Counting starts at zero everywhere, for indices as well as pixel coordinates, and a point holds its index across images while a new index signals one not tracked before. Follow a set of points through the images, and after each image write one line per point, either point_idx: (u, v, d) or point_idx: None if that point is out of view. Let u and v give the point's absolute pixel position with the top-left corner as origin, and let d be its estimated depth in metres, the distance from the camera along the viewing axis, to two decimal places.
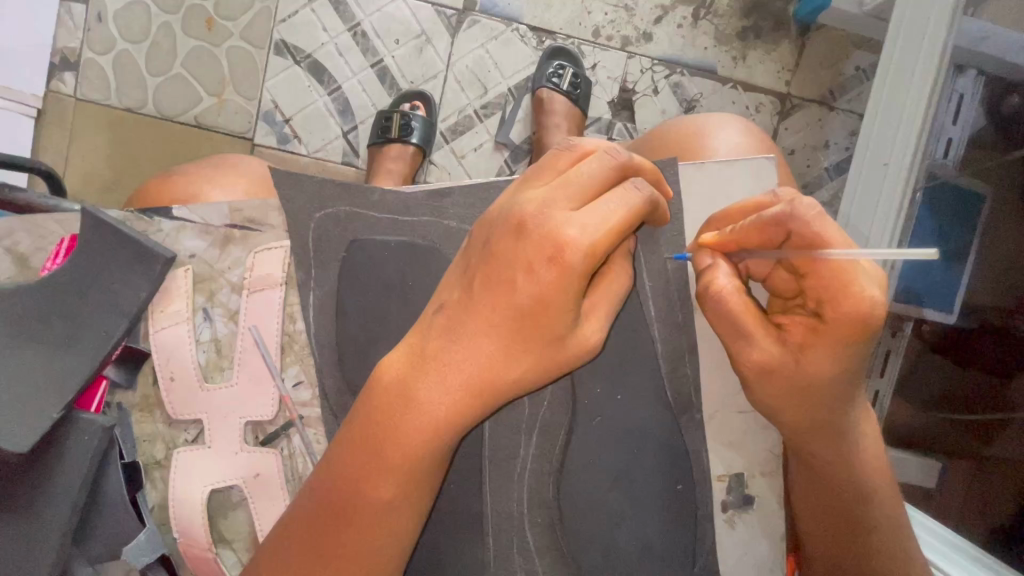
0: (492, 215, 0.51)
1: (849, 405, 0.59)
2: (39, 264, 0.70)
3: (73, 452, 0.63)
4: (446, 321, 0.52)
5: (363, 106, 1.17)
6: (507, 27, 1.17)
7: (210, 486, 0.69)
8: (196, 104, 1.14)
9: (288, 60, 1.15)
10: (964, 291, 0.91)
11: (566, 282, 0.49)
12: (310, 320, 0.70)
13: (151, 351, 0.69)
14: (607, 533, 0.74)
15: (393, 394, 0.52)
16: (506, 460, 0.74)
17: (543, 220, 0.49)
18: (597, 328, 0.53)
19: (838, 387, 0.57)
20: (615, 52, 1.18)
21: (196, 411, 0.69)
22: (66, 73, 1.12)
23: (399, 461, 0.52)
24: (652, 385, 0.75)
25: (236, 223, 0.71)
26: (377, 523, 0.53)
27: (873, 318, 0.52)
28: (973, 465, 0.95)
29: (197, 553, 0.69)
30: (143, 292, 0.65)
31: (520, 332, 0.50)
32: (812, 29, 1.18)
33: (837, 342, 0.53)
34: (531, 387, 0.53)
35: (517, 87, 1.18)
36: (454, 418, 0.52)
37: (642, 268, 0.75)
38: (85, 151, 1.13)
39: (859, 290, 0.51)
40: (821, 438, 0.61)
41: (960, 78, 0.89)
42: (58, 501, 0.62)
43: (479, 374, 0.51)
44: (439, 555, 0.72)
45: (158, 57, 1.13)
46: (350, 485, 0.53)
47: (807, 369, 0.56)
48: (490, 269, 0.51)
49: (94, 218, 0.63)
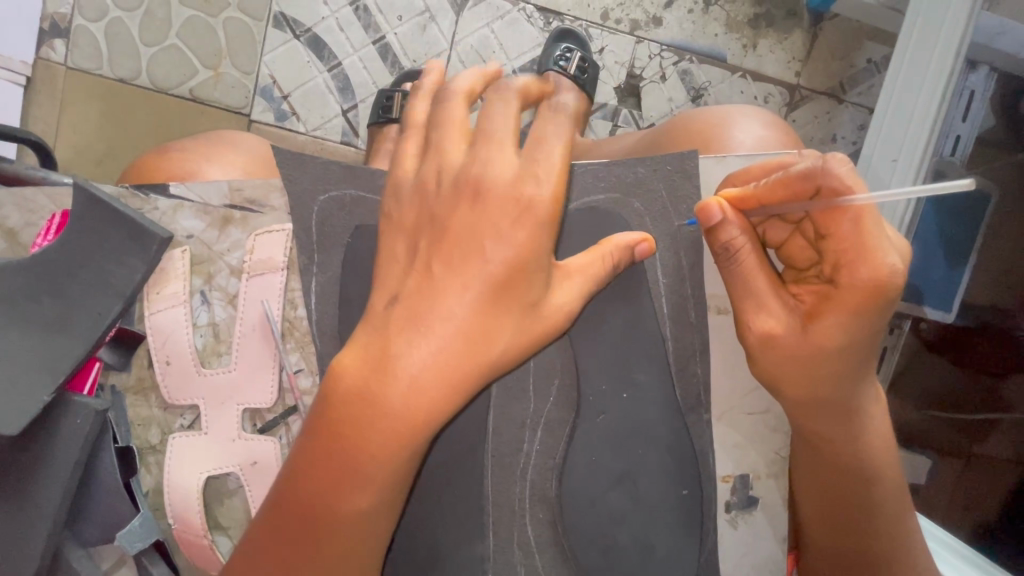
0: (446, 185, 0.55)
1: (852, 388, 0.57)
2: (29, 241, 0.66)
3: (64, 436, 0.60)
4: (409, 308, 0.51)
5: (364, 84, 1.13)
6: (514, 7, 1.14)
7: (207, 473, 0.67)
8: (192, 76, 1.10)
9: (287, 33, 1.11)
10: (964, 289, 0.90)
11: (537, 236, 0.53)
12: (310, 306, 0.67)
13: (146, 334, 0.67)
14: (610, 533, 0.73)
15: (355, 391, 0.51)
16: (510, 454, 0.73)
17: (496, 177, 0.53)
18: (574, 287, 0.56)
19: (852, 360, 0.55)
20: (623, 36, 1.14)
21: (193, 397, 0.67)
22: (57, 40, 1.07)
23: (368, 460, 0.50)
24: (662, 382, 0.73)
25: (236, 204, 0.67)
26: (349, 524, 0.51)
27: (893, 280, 0.50)
28: (963, 464, 0.93)
29: (191, 539, 0.67)
30: (137, 275, 0.60)
31: (493, 301, 0.52)
32: (826, 19, 1.15)
33: (853, 309, 0.52)
34: (509, 360, 0.54)
35: (523, 69, 1.14)
36: (429, 410, 0.50)
37: (655, 263, 0.73)
38: (75, 122, 1.09)
39: (879, 253, 0.50)
40: (826, 418, 0.60)
41: (971, 74, 0.86)
42: (47, 486, 0.60)
43: (451, 357, 0.51)
44: (439, 550, 0.71)
45: (153, 26, 1.09)
46: (320, 489, 0.51)
47: (816, 341, 0.54)
48: (448, 245, 0.53)
49: (87, 193, 0.60)
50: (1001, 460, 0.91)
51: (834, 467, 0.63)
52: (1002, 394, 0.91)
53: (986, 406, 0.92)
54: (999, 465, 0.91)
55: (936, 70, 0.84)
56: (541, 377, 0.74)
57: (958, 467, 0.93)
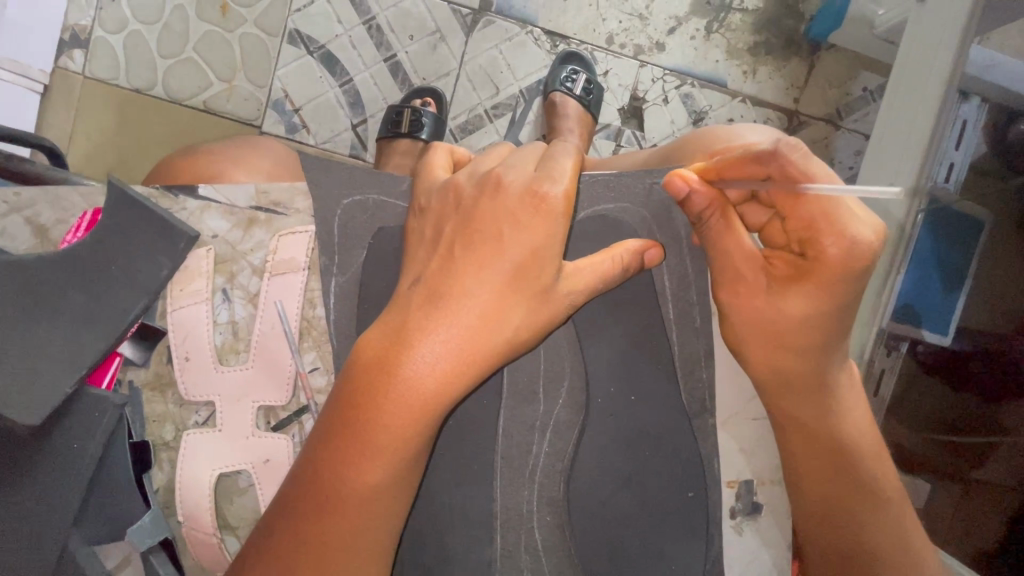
0: (470, 187, 0.59)
1: (824, 364, 0.60)
2: (58, 237, 0.65)
3: (81, 427, 0.63)
4: (427, 288, 0.55)
5: (374, 100, 1.16)
6: (522, 29, 1.18)
7: (219, 469, 0.68)
8: (206, 88, 1.14)
9: (301, 49, 1.15)
10: (959, 314, 0.90)
11: (552, 227, 0.56)
12: (330, 307, 0.68)
13: (167, 330, 0.67)
14: (615, 535, 0.74)
15: (374, 364, 0.53)
16: (519, 457, 0.74)
17: (516, 181, 0.57)
18: (580, 284, 0.59)
19: (815, 332, 0.58)
20: (627, 60, 1.19)
21: (209, 394, 0.68)
22: (76, 51, 1.12)
23: (385, 440, 0.52)
24: (668, 388, 0.75)
25: (261, 206, 0.69)
26: (362, 506, 0.53)
27: (866, 257, 0.51)
28: (962, 489, 0.95)
29: (200, 538, 0.68)
30: (163, 271, 0.62)
31: (510, 282, 0.55)
32: (822, 48, 1.20)
33: (818, 283, 0.55)
34: (522, 343, 0.57)
35: (528, 90, 1.18)
36: (445, 386, 0.53)
37: (664, 271, 0.75)
38: (89, 130, 1.13)
39: (842, 230, 0.51)
40: (800, 397, 0.62)
41: (963, 105, 0.85)
42: (63, 475, 0.63)
43: (468, 337, 0.54)
44: (446, 550, 0.72)
45: (169, 39, 1.13)
46: (336, 471, 0.52)
47: (781, 310, 0.59)
48: (470, 232, 0.57)
49: (120, 191, 0.62)
50: (999, 483, 0.93)
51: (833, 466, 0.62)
52: (1001, 418, 0.92)
53: (982, 428, 0.93)
54: (997, 488, 0.93)
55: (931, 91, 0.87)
56: (551, 381, 0.75)
57: (958, 491, 0.95)
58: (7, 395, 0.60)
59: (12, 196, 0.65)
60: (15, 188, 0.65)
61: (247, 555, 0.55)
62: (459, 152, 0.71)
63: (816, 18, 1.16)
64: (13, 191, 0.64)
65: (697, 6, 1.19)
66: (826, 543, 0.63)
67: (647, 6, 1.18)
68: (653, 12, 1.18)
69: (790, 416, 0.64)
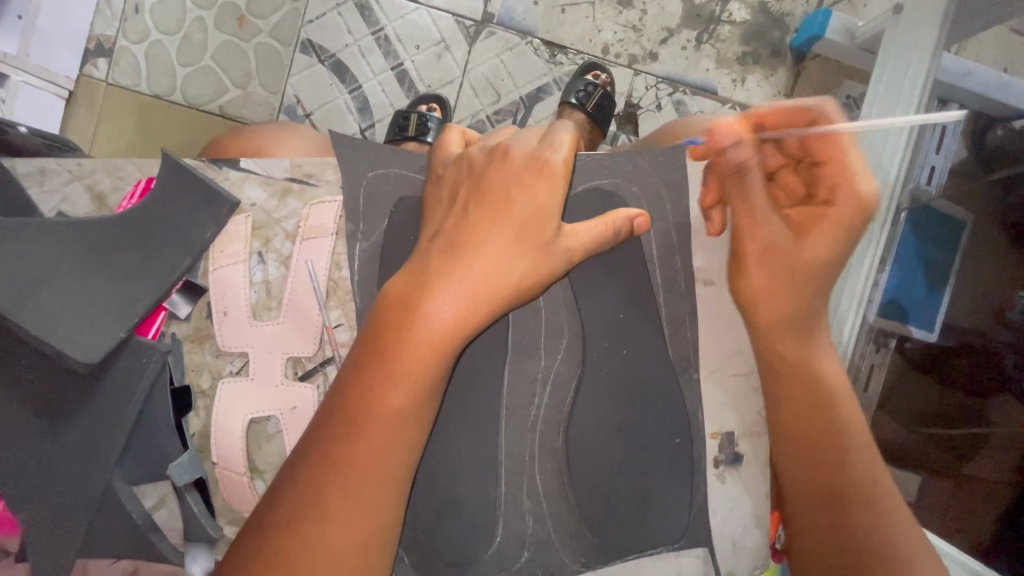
0: (482, 157, 0.68)
1: (804, 304, 0.76)
2: (114, 203, 0.76)
3: (129, 371, 0.71)
4: (446, 241, 0.64)
5: (381, 105, 1.26)
6: (522, 41, 1.28)
7: (251, 416, 0.75)
8: (222, 94, 1.24)
9: (312, 58, 1.25)
10: (944, 311, 0.98)
11: (553, 188, 0.65)
12: (355, 268, 0.76)
13: (208, 287, 0.76)
14: (610, 481, 0.80)
15: (399, 303, 0.61)
16: (522, 408, 0.80)
17: (522, 151, 0.67)
18: (578, 242, 0.67)
19: (829, 263, 0.76)
20: (622, 68, 1.28)
21: (243, 345, 0.75)
22: (99, 60, 1.22)
23: (408, 368, 0.59)
24: (656, 346, 0.82)
25: (296, 177, 0.78)
26: (386, 429, 0.59)
27: (871, 190, 0.73)
28: (954, 482, 1.00)
29: (231, 478, 0.75)
30: (207, 232, 0.73)
31: (517, 236, 0.63)
32: (808, 58, 1.30)
33: (843, 218, 0.74)
34: (528, 290, 0.64)
35: (527, 96, 1.27)
36: (461, 323, 0.60)
37: (652, 240, 0.83)
38: (112, 133, 1.23)
39: (858, 176, 0.74)
40: (782, 334, 0.78)
41: (942, 114, 0.95)
42: (110, 414, 0.71)
43: (481, 281, 0.61)
44: (456, 493, 0.78)
45: (189, 49, 1.23)
46: (364, 399, 0.59)
47: (806, 251, 0.76)
48: (483, 192, 0.65)
49: (173, 164, 0.72)
50: (987, 477, 0.99)
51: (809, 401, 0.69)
52: (986, 412, 0.99)
53: (968, 421, 1.00)
54: (985, 481, 0.99)
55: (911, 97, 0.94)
56: (551, 339, 0.82)
57: (949, 484, 1.01)
58: (70, 336, 0.69)
59: (77, 167, 0.76)
60: (79, 160, 0.76)
61: (277, 484, 0.60)
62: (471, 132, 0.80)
63: (798, 31, 1.26)
64: (77, 162, 0.75)
65: (687, 19, 1.29)
66: None
67: (639, 18, 1.29)
68: (645, 24, 1.29)
69: (771, 352, 0.78)
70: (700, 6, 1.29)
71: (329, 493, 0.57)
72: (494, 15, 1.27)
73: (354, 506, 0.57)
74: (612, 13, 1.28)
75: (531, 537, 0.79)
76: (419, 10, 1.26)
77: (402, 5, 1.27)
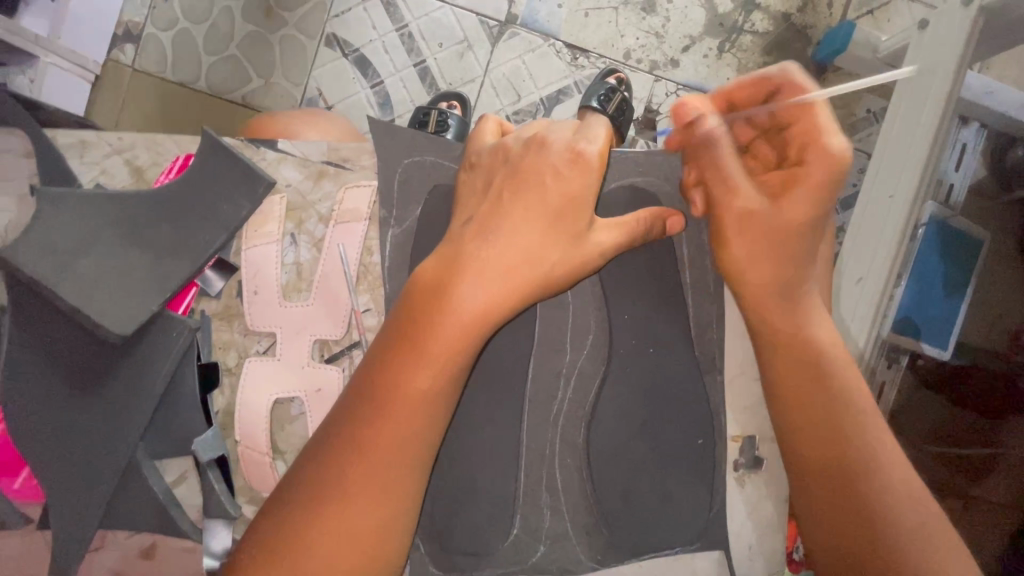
0: (519, 147, 0.68)
1: (795, 271, 0.68)
2: (152, 177, 0.78)
3: (158, 345, 0.72)
4: (479, 224, 0.64)
5: (402, 101, 1.26)
6: (545, 42, 1.28)
7: (274, 396, 0.75)
8: (246, 84, 1.25)
9: (337, 52, 1.26)
10: (959, 328, 1.00)
11: (587, 178, 0.65)
12: (386, 254, 0.76)
13: (239, 265, 0.76)
14: (632, 478, 0.79)
15: (433, 282, 0.61)
16: (545, 400, 0.80)
17: (560, 140, 0.67)
18: (609, 237, 0.68)
19: (805, 237, 0.68)
20: (642, 74, 1.29)
21: (271, 326, 0.76)
22: (128, 45, 1.24)
23: (438, 352, 0.59)
24: (683, 343, 0.82)
25: (332, 160, 0.78)
26: (414, 414, 0.58)
27: (844, 162, 0.63)
28: (961, 505, 0.99)
29: (253, 456, 0.75)
30: (242, 211, 0.74)
31: (551, 225, 0.64)
32: (828, 71, 1.29)
33: (815, 184, 0.65)
34: (557, 277, 0.64)
35: (548, 98, 1.27)
36: (491, 307, 0.60)
37: (682, 240, 0.84)
38: (134, 119, 1.24)
39: (833, 135, 0.65)
40: (773, 309, 0.69)
41: (964, 129, 1.02)
42: (138, 388, 0.72)
43: (512, 266, 0.62)
44: (475, 483, 0.77)
45: (216, 38, 1.25)
46: (394, 383, 0.58)
47: (779, 219, 0.68)
48: (517, 179, 0.66)
49: (211, 142, 0.73)
50: (994, 502, 0.99)
51: (823, 412, 0.64)
52: (997, 435, 1.00)
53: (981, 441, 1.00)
54: (992, 506, 0.99)
55: (931, 107, 0.93)
56: (577, 334, 0.82)
57: (958, 507, 0.99)
58: (106, 307, 0.70)
59: (117, 140, 0.77)
60: (121, 133, 0.78)
61: (296, 468, 0.58)
62: (505, 124, 0.80)
63: (821, 43, 1.26)
64: (119, 136, 0.77)
65: (710, 27, 1.29)
66: (806, 461, 0.63)
67: (663, 25, 1.29)
68: (668, 31, 1.29)
69: (778, 331, 0.69)
70: (723, 16, 1.29)
71: (349, 480, 0.56)
72: (518, 16, 1.28)
73: (377, 489, 0.56)
74: (635, 19, 1.29)
75: (548, 532, 0.79)
76: (445, 8, 1.27)
77: (428, 3, 1.28)
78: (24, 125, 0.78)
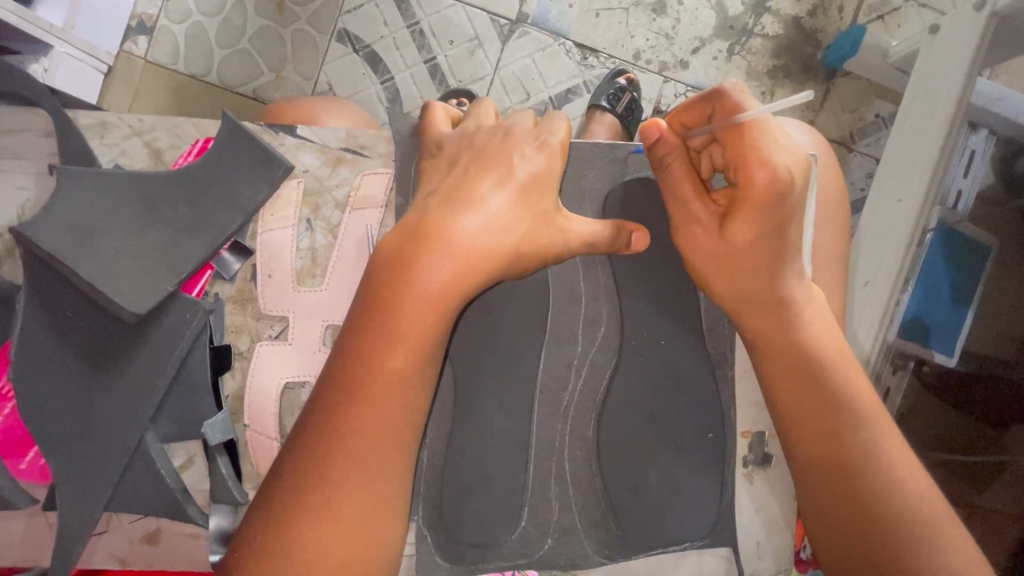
0: (483, 131, 0.69)
1: (780, 281, 0.64)
2: (171, 160, 0.78)
3: (173, 326, 0.72)
4: (443, 197, 0.63)
5: (411, 97, 1.26)
6: (555, 42, 1.29)
7: (285, 380, 0.75)
8: (256, 78, 1.25)
9: (347, 48, 1.27)
10: (966, 333, 0.99)
11: (552, 161, 0.67)
12: None
13: (255, 249, 0.77)
14: (642, 471, 0.79)
15: (393, 267, 0.60)
16: (556, 391, 0.80)
17: (524, 128, 0.68)
18: (579, 222, 0.68)
19: (761, 254, 0.64)
20: (652, 75, 1.29)
21: (285, 310, 0.76)
22: (140, 37, 1.25)
23: (406, 330, 0.59)
24: (694, 337, 0.81)
25: (350, 147, 0.79)
26: (390, 392, 0.58)
27: (786, 182, 0.58)
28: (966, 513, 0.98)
29: (261, 441, 0.75)
30: (260, 195, 0.74)
31: (520, 201, 0.64)
32: (838, 75, 1.30)
33: (756, 208, 0.61)
34: (530, 253, 0.65)
35: (557, 97, 1.28)
36: (459, 279, 0.60)
37: None
38: (145, 110, 1.24)
39: (769, 157, 0.58)
40: (762, 313, 0.66)
41: (973, 136, 1.00)
42: (151, 368, 0.72)
43: (479, 241, 0.61)
44: (485, 472, 0.77)
45: (228, 32, 1.25)
46: (364, 366, 0.58)
47: (730, 240, 0.65)
48: (483, 159, 0.65)
49: (231, 127, 0.74)
50: (1000, 513, 0.97)
51: (819, 400, 0.62)
52: (1003, 443, 0.98)
53: (985, 449, 0.99)
54: (998, 517, 0.97)
55: (940, 121, 0.95)
56: (589, 325, 0.82)
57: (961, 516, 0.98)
58: (122, 285, 0.70)
59: (137, 123, 0.78)
60: (141, 116, 0.78)
61: (280, 461, 0.58)
62: None
63: (831, 47, 1.26)
64: (140, 118, 0.77)
65: (720, 30, 1.30)
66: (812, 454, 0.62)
67: (673, 27, 1.29)
68: (678, 32, 1.29)
69: (758, 334, 0.67)
70: (733, 18, 1.30)
71: (334, 465, 0.56)
72: (529, 15, 1.28)
73: (366, 468, 0.56)
74: (646, 20, 1.29)
75: (556, 524, 0.79)
76: (456, 6, 1.28)
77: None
78: (44, 109, 0.79)
